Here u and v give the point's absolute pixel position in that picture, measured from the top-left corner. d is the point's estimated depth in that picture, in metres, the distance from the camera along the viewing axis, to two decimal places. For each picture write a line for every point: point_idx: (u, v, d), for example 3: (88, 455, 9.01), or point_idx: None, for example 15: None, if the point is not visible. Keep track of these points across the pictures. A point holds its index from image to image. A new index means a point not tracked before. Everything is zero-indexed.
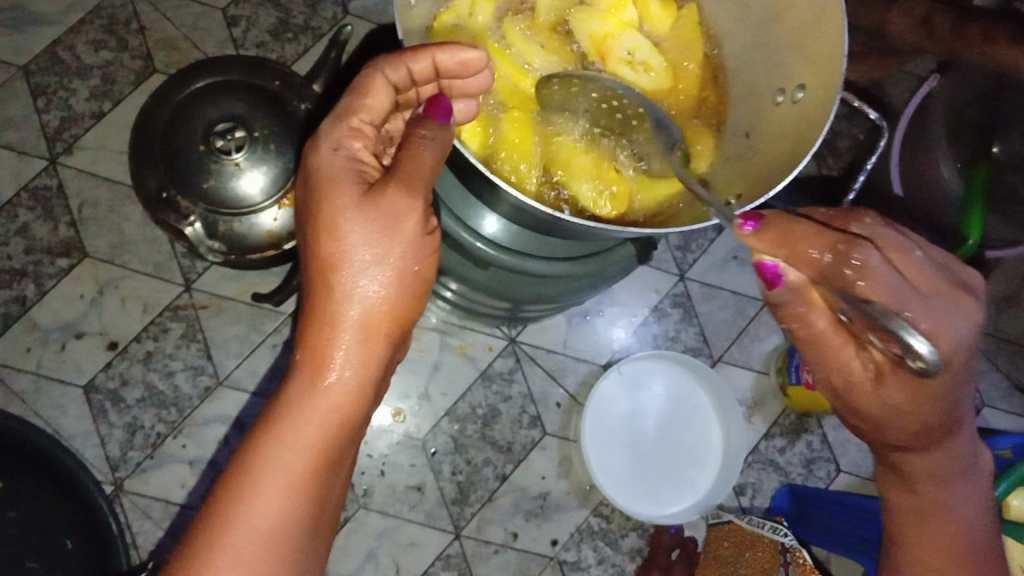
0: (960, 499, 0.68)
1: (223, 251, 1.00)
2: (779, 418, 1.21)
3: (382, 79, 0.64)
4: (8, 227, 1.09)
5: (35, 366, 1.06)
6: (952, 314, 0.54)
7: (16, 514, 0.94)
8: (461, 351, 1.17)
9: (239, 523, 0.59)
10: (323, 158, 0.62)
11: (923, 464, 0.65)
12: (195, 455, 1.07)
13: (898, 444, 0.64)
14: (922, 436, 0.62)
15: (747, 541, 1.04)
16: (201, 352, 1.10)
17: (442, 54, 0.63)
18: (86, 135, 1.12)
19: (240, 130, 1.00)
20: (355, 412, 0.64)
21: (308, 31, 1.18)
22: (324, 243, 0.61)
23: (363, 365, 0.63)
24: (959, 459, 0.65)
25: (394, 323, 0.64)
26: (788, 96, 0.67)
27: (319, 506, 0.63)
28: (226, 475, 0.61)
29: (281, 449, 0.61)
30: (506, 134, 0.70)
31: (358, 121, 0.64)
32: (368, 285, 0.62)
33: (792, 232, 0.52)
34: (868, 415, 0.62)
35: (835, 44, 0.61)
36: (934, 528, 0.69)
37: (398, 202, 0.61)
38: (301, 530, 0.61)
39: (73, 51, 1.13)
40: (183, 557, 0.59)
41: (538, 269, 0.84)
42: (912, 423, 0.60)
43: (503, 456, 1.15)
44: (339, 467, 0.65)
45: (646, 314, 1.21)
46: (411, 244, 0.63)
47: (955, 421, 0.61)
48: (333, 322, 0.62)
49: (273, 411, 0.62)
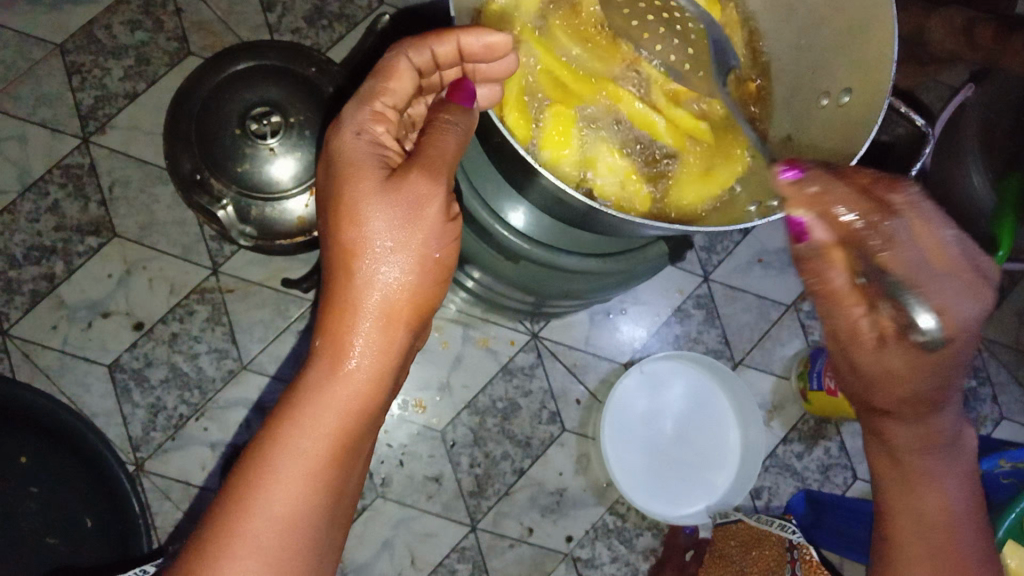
0: (947, 482, 0.60)
1: (254, 236, 1.01)
2: (798, 423, 1.21)
3: (406, 63, 0.65)
4: (39, 204, 1.09)
5: (61, 343, 1.07)
6: (962, 295, 0.51)
7: (39, 489, 0.98)
8: (484, 344, 1.17)
9: (256, 511, 0.57)
10: (346, 142, 0.63)
11: (901, 431, 0.59)
12: (216, 438, 1.08)
13: (882, 408, 0.59)
14: (909, 405, 0.57)
15: (756, 540, 1.00)
16: (226, 336, 1.10)
17: (467, 38, 0.63)
18: (120, 115, 1.12)
19: (276, 115, 1.01)
20: (375, 400, 0.63)
21: (344, 19, 1.18)
22: (346, 229, 0.62)
23: (382, 352, 0.63)
24: (942, 429, 0.59)
25: (415, 312, 0.64)
26: (833, 99, 0.67)
27: (337, 498, 0.61)
28: (241, 463, 0.59)
29: (300, 435, 0.60)
30: (549, 128, 0.69)
31: (381, 105, 0.65)
32: (390, 271, 0.62)
33: (826, 194, 0.51)
34: (866, 373, 0.56)
35: (883, 51, 0.61)
36: (915, 500, 0.60)
37: (421, 187, 0.61)
38: (319, 522, 0.59)
39: (109, 30, 1.14)
40: (194, 549, 0.56)
41: (569, 264, 0.84)
42: (905, 385, 0.55)
43: (522, 450, 1.15)
44: (358, 459, 0.64)
45: (668, 314, 1.21)
46: (433, 230, 0.63)
47: (945, 389, 0.56)
48: (354, 308, 0.62)
49: (291, 399, 0.62)
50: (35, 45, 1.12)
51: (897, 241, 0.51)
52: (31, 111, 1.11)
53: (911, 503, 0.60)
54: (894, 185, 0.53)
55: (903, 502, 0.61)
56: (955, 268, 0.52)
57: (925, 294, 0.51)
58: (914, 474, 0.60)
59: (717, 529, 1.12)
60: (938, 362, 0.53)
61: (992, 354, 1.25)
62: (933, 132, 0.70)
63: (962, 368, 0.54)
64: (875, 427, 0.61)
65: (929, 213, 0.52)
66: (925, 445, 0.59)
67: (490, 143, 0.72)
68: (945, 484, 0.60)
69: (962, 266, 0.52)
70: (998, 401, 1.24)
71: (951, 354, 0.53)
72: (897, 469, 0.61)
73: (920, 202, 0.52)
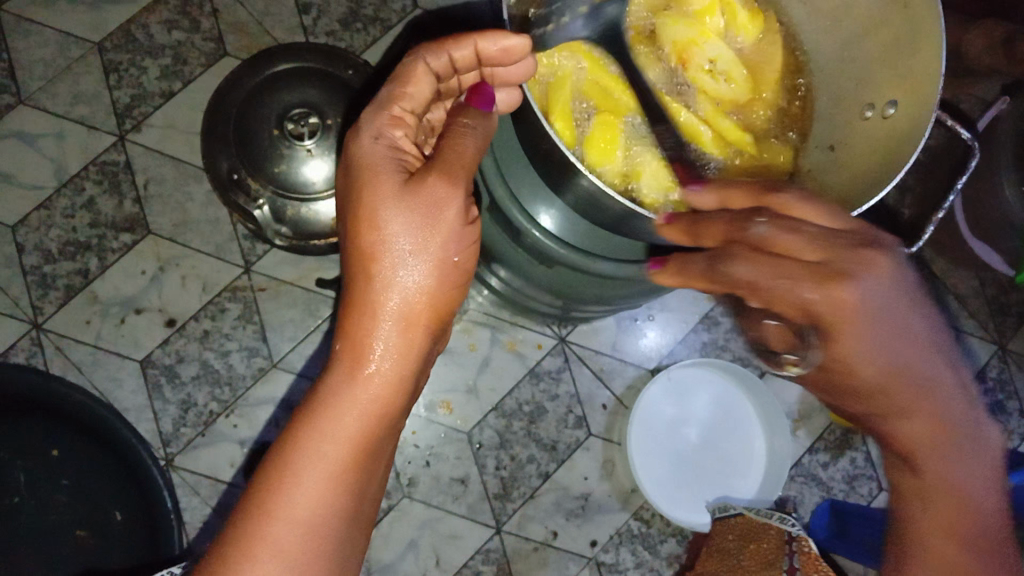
0: (976, 487, 0.55)
1: (289, 236, 1.03)
2: (824, 433, 1.21)
3: (424, 66, 0.64)
4: (75, 201, 1.10)
5: (94, 338, 1.08)
6: (856, 270, 0.52)
7: (69, 482, 0.99)
8: (511, 348, 1.17)
9: (278, 514, 0.58)
10: (364, 146, 0.62)
11: (904, 431, 0.55)
12: (246, 436, 1.08)
13: (865, 412, 0.57)
14: (873, 396, 0.55)
15: (754, 533, 0.99)
16: (257, 334, 1.11)
17: (483, 41, 0.63)
18: (156, 113, 1.13)
19: (314, 116, 1.03)
20: (394, 404, 0.63)
21: (378, 22, 1.19)
22: (364, 233, 0.61)
23: (402, 356, 0.63)
24: (950, 419, 0.55)
25: (434, 314, 0.64)
26: (878, 111, 0.66)
27: (358, 500, 0.62)
28: (264, 468, 0.61)
29: (320, 439, 0.60)
30: (595, 135, 0.70)
31: (400, 110, 0.64)
32: (409, 275, 0.61)
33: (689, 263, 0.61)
34: (828, 383, 0.57)
35: (930, 62, 0.61)
36: (936, 511, 0.54)
37: (439, 191, 0.61)
38: (342, 523, 0.61)
39: (147, 29, 1.15)
40: (219, 553, 0.58)
41: (605, 270, 0.83)
42: (851, 380, 0.55)
43: (547, 454, 1.15)
44: (378, 462, 0.64)
45: (696, 321, 1.21)
46: (451, 233, 0.62)
47: (897, 367, 0.54)
48: (372, 312, 0.62)
49: (312, 403, 0.62)
50: (75, 43, 1.13)
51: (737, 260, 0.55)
52: (69, 108, 1.12)
53: (926, 518, 0.55)
54: (746, 225, 0.56)
55: (920, 515, 0.55)
56: (830, 256, 0.53)
57: (794, 283, 0.52)
58: (929, 481, 0.55)
59: (716, 522, 1.10)
60: (856, 341, 0.52)
61: (1021, 367, 1.24)
62: (979, 145, 0.69)
63: (895, 341, 0.53)
64: (880, 435, 0.57)
65: (786, 233, 0.54)
66: (934, 440, 0.55)
67: (533, 148, 0.72)
68: (967, 489, 0.54)
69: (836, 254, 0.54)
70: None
71: (861, 329, 0.52)
72: (912, 479, 0.56)
73: (770, 229, 0.55)
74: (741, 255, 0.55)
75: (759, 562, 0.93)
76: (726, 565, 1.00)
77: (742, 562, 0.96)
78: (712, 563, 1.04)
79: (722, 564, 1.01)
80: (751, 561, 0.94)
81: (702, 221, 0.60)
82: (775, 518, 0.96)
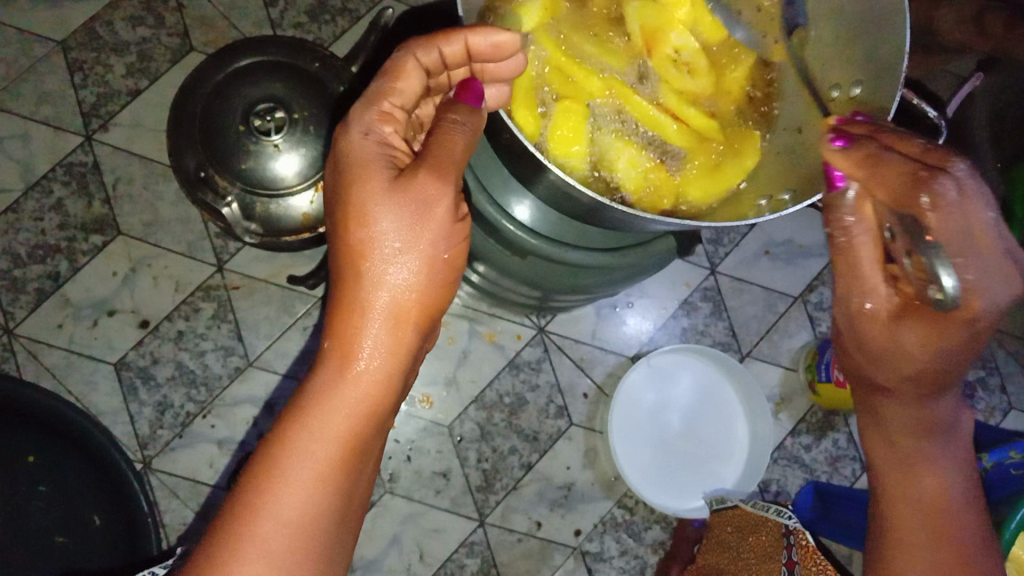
0: (944, 457, 0.62)
1: (260, 233, 1.02)
2: (806, 415, 1.21)
3: (414, 62, 0.63)
4: (43, 203, 1.09)
5: (67, 342, 1.06)
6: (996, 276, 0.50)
7: (46, 488, 0.96)
8: (491, 339, 1.17)
9: (266, 512, 0.56)
10: (354, 142, 0.61)
11: (897, 411, 0.63)
12: (224, 436, 1.08)
13: (883, 384, 0.63)
14: (911, 383, 0.61)
15: (750, 524, 0.98)
16: (232, 333, 1.10)
17: (474, 37, 0.62)
18: (123, 112, 1.12)
19: (280, 111, 1.02)
20: (385, 402, 0.62)
21: (346, 14, 1.18)
22: (354, 230, 0.60)
23: (392, 355, 0.62)
24: (940, 416, 0.62)
25: (423, 313, 0.63)
26: (844, 92, 0.66)
27: (346, 500, 0.60)
28: (252, 466, 0.59)
29: (309, 438, 0.59)
30: (561, 124, 0.67)
31: (389, 105, 0.63)
32: (399, 272, 0.61)
33: (873, 157, 0.52)
34: (876, 351, 0.61)
35: (893, 51, 0.60)
36: (914, 480, 0.62)
37: (429, 188, 0.60)
38: (330, 523, 0.59)
39: (111, 26, 1.13)
40: (203, 554, 0.56)
41: (576, 261, 0.82)
42: (910, 360, 0.59)
43: (528, 445, 1.15)
44: (368, 461, 0.62)
45: (675, 307, 1.21)
46: (441, 230, 0.61)
47: (949, 373, 0.58)
48: (362, 309, 0.61)
49: (300, 401, 0.61)
50: (37, 43, 1.11)
51: (946, 198, 0.49)
52: (34, 109, 1.10)
53: (909, 484, 0.62)
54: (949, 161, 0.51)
55: (903, 481, 0.63)
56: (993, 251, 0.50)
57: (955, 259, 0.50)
58: (912, 456, 0.63)
59: (713, 513, 1.10)
60: (952, 339, 0.55)
61: (1000, 344, 1.25)
62: (946, 122, 0.65)
63: (972, 359, 0.57)
64: (874, 405, 0.65)
65: (977, 192, 0.49)
66: (917, 429, 0.62)
67: (502, 140, 0.71)
68: (939, 465, 0.62)
69: (999, 250, 0.50)
70: (1004, 391, 1.23)
71: (969, 333, 0.54)
72: (895, 450, 0.63)
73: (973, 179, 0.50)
74: (951, 199, 0.49)
75: (759, 554, 0.94)
76: (724, 557, 1.01)
77: (744, 556, 0.97)
78: (711, 555, 1.05)
79: (721, 556, 1.02)
80: (754, 557, 0.94)
81: (909, 136, 0.53)
82: (772, 512, 0.93)
